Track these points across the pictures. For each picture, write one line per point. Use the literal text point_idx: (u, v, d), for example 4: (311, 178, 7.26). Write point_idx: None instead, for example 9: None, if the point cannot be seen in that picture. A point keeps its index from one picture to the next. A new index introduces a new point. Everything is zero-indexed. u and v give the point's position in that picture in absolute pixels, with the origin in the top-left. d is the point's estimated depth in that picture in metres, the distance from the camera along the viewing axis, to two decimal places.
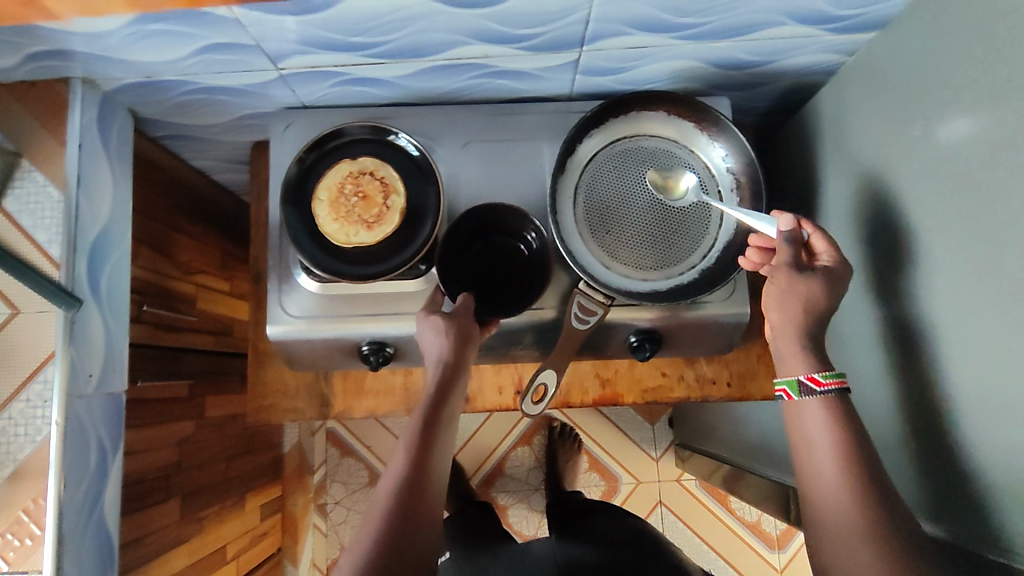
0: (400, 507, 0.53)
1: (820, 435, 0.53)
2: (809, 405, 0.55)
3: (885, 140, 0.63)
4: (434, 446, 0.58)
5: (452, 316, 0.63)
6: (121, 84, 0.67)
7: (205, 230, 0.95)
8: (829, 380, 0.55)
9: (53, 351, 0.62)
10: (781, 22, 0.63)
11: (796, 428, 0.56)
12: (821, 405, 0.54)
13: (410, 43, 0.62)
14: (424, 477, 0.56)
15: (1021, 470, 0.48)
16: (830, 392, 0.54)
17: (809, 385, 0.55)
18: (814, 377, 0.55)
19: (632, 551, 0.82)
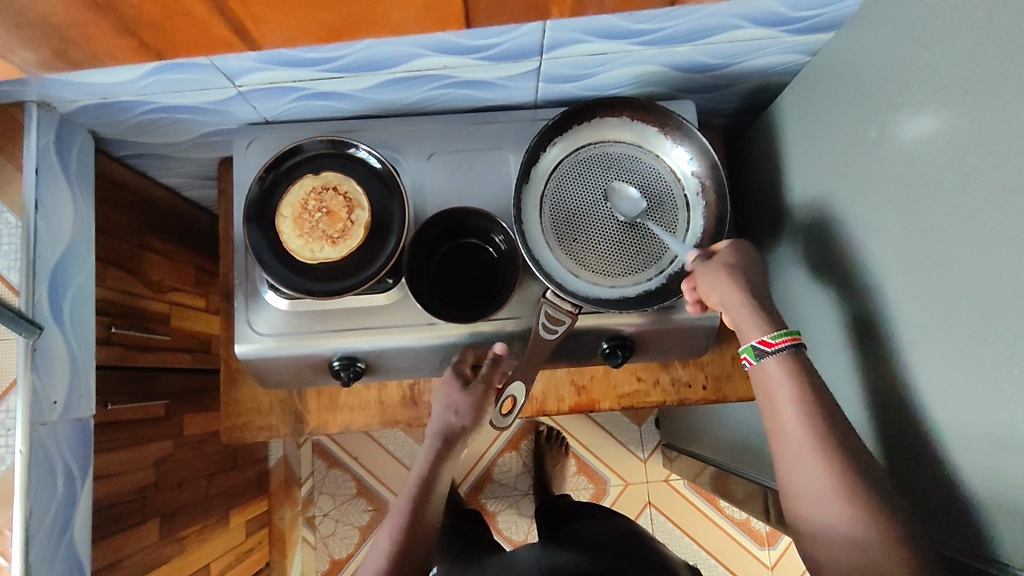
0: (406, 533, 0.64)
1: (785, 398, 0.55)
2: (769, 367, 0.57)
3: (845, 140, 0.63)
4: (440, 471, 0.69)
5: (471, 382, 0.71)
6: (77, 106, 0.66)
7: (177, 248, 0.94)
8: (780, 340, 0.57)
9: (14, 379, 0.62)
10: (739, 25, 0.63)
11: (763, 393, 0.57)
12: (780, 363, 0.56)
13: (367, 57, 0.62)
14: (425, 509, 0.67)
15: (985, 470, 0.48)
16: (782, 351, 0.57)
17: (761, 348, 0.57)
18: (764, 340, 0.57)
19: (621, 550, 0.81)
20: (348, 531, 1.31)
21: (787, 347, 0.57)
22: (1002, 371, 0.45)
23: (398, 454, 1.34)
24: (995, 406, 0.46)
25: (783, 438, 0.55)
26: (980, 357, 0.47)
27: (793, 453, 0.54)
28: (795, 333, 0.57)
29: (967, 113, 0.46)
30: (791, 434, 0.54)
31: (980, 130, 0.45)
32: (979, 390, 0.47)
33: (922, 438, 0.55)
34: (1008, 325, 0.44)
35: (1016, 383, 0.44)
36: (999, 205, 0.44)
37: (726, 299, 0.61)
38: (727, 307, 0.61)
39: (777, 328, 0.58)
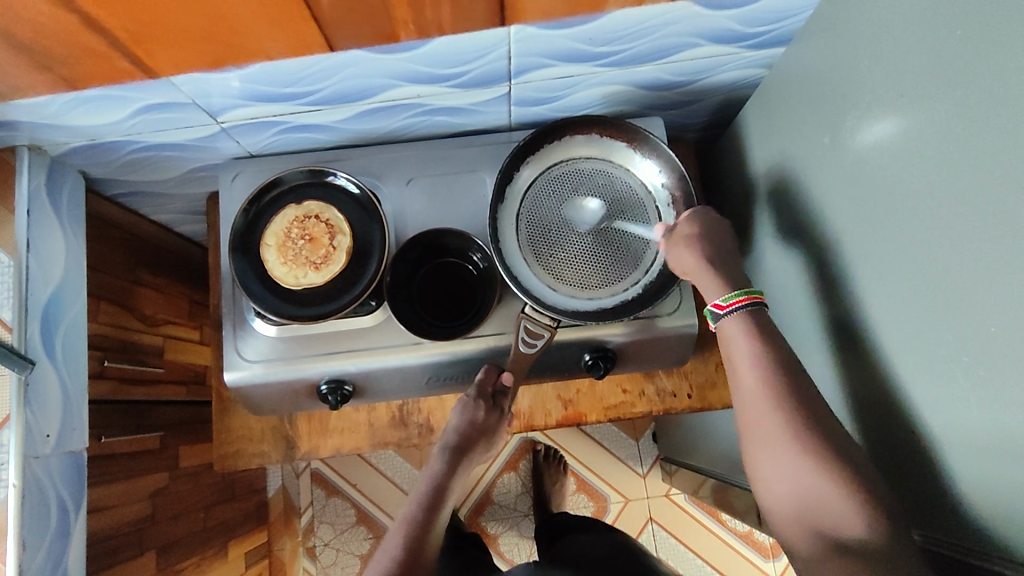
0: (413, 538, 0.65)
1: (746, 356, 0.58)
2: (730, 326, 0.60)
3: (804, 148, 0.65)
4: (453, 476, 0.71)
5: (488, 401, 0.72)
6: (67, 148, 0.69)
7: (169, 281, 0.97)
8: (731, 302, 0.60)
9: (7, 415, 0.63)
10: (696, 43, 0.66)
11: (727, 351, 0.60)
12: (739, 323, 0.60)
13: (343, 89, 0.65)
14: (433, 517, 0.68)
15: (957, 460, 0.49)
16: (736, 312, 0.60)
17: (715, 312, 0.61)
18: (717, 303, 0.61)
19: (613, 563, 0.82)
20: (349, 560, 1.31)
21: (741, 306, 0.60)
22: (958, 359, 0.47)
23: (397, 479, 1.34)
24: (955, 393, 0.48)
25: (743, 395, 0.57)
26: (937, 346, 0.49)
27: (755, 415, 0.56)
28: (744, 292, 0.61)
29: (908, 114, 0.49)
30: (754, 390, 0.56)
31: (921, 130, 0.48)
32: (939, 379, 0.49)
33: (895, 433, 0.56)
34: (962, 314, 0.46)
35: (972, 369, 0.46)
36: (944, 201, 0.46)
37: (687, 269, 0.65)
38: (687, 274, 0.65)
39: (729, 290, 0.62)
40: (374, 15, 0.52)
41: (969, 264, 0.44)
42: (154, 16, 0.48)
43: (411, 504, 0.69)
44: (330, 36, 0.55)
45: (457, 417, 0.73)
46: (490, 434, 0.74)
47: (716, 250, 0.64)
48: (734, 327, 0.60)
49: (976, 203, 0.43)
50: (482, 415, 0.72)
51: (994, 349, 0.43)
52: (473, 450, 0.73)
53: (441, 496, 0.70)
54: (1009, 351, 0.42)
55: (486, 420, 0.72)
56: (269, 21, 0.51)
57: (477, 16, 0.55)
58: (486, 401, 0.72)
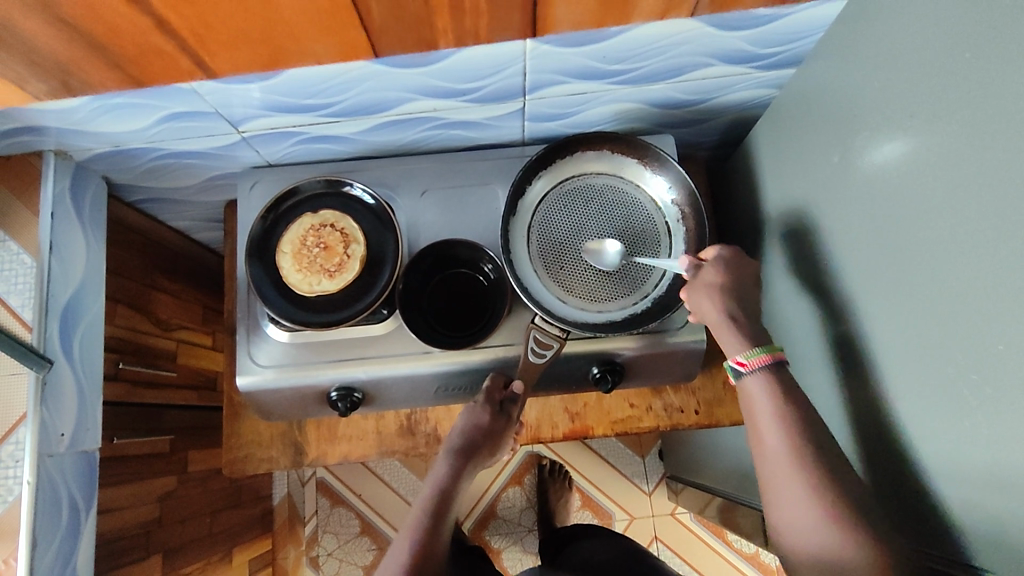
0: (423, 546, 0.67)
1: (770, 419, 0.58)
2: (750, 384, 0.60)
3: (811, 168, 0.66)
4: (461, 478, 0.72)
5: (494, 409, 0.72)
6: (93, 154, 0.72)
7: (185, 287, 0.98)
8: (753, 360, 0.61)
9: (24, 412, 0.65)
10: (709, 64, 0.68)
11: (749, 409, 0.61)
12: (761, 382, 0.60)
13: (362, 101, 0.67)
14: (442, 522, 0.69)
15: (952, 477, 0.49)
16: (759, 370, 0.60)
17: (738, 368, 0.62)
18: (739, 360, 0.61)
19: (613, 564, 0.84)
20: (352, 571, 1.30)
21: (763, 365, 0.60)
22: (956, 377, 0.47)
23: (402, 490, 1.34)
24: (959, 414, 0.47)
25: (766, 453, 0.58)
26: (944, 364, 0.48)
27: (775, 470, 0.56)
28: (768, 351, 0.61)
29: (913, 136, 0.50)
30: (777, 452, 0.57)
31: (925, 152, 0.49)
32: (944, 398, 0.49)
33: (898, 454, 0.56)
34: (967, 332, 0.46)
35: (976, 388, 0.45)
36: (951, 218, 0.46)
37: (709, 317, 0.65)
38: (709, 324, 0.65)
39: (752, 347, 0.61)
40: (419, 19, 0.52)
41: (969, 281, 0.45)
42: (217, 22, 0.49)
43: (419, 510, 0.70)
44: (376, 40, 0.54)
45: (463, 421, 0.73)
46: (501, 438, 0.73)
47: (738, 299, 0.65)
48: (757, 377, 0.60)
49: (985, 219, 0.43)
50: (488, 421, 0.71)
51: (1000, 366, 0.43)
52: (481, 454, 0.73)
53: (448, 503, 0.70)
54: (1013, 371, 0.42)
55: (492, 426, 0.72)
56: (320, 27, 0.51)
57: (514, 24, 0.55)
58: (492, 405, 0.72)
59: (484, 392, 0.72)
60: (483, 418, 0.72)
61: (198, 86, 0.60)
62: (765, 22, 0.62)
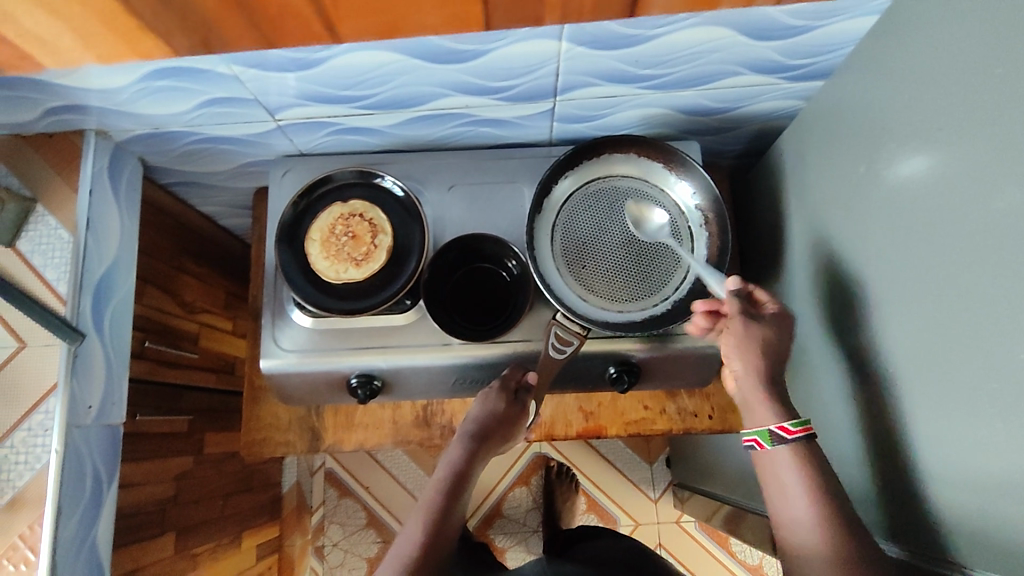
0: (434, 525, 0.67)
1: (799, 490, 0.56)
2: (782, 453, 0.58)
3: (835, 179, 0.67)
4: (475, 461, 0.72)
5: (509, 399, 0.73)
6: (132, 135, 0.74)
7: (210, 271, 1.00)
8: (798, 428, 0.58)
9: (55, 383, 0.66)
10: (739, 72, 0.69)
11: (773, 476, 0.58)
12: (794, 452, 0.58)
13: (397, 95, 0.69)
14: (455, 504, 0.69)
15: (964, 487, 0.50)
16: (798, 441, 0.58)
17: (780, 434, 0.59)
18: (785, 427, 0.59)
19: (621, 563, 0.84)
20: (356, 563, 1.31)
21: (801, 436, 0.58)
22: (975, 387, 0.48)
23: (409, 484, 1.35)
24: (978, 424, 0.48)
25: (800, 522, 0.56)
26: (963, 375, 0.49)
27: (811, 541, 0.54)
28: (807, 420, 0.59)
29: (937, 149, 0.51)
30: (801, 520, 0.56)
31: (951, 164, 0.49)
32: (960, 408, 0.49)
33: (911, 464, 0.56)
34: (988, 343, 0.46)
35: (994, 399, 0.46)
36: (975, 229, 0.47)
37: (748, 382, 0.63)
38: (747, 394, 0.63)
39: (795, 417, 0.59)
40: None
41: (992, 292, 0.45)
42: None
43: (432, 491, 0.70)
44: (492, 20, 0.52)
45: (478, 407, 0.73)
46: (515, 426, 0.74)
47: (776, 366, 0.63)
48: (800, 445, 0.58)
49: (1010, 230, 0.44)
50: (503, 408, 0.72)
51: (1021, 377, 0.43)
52: (494, 439, 0.73)
53: (462, 485, 0.70)
54: None
55: (506, 413, 0.72)
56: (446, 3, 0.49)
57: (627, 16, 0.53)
58: (507, 392, 0.73)
59: (500, 383, 0.73)
60: (498, 406, 0.73)
61: (240, 72, 0.62)
62: (796, 33, 0.63)
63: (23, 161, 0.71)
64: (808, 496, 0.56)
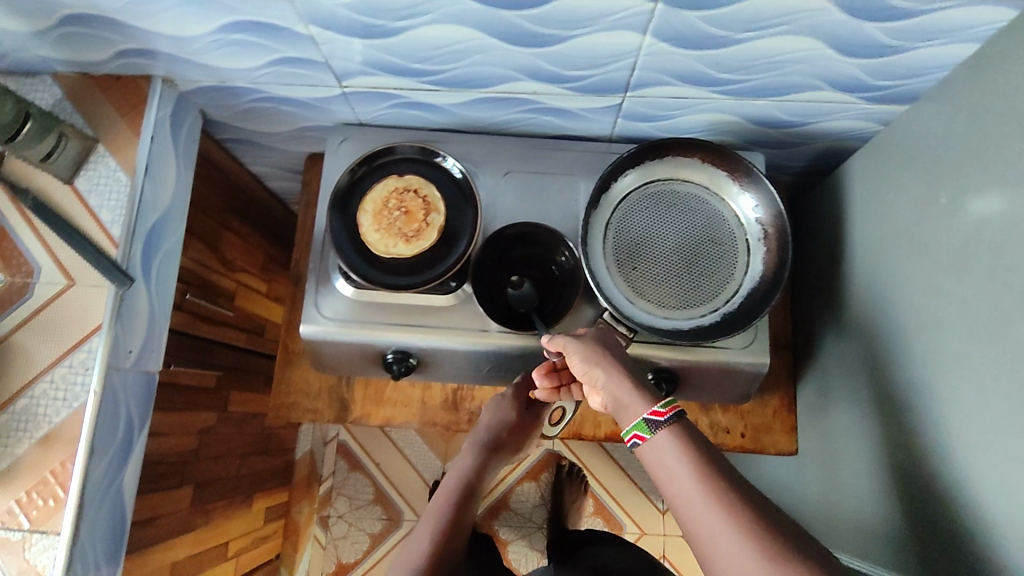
0: (448, 528, 0.68)
1: (683, 471, 0.52)
2: (657, 439, 0.55)
3: (903, 206, 0.65)
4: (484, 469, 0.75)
5: (517, 406, 0.77)
6: (197, 86, 0.74)
7: (252, 231, 1.00)
8: (667, 409, 0.56)
9: (99, 324, 0.66)
10: (818, 86, 0.67)
11: (657, 467, 0.54)
12: (669, 435, 0.54)
13: (467, 73, 0.68)
14: (471, 506, 0.71)
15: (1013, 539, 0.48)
16: (670, 422, 0.55)
17: (653, 419, 0.56)
18: (655, 410, 0.56)
19: None
20: (359, 537, 1.31)
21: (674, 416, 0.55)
22: None
23: (420, 465, 1.35)
24: None
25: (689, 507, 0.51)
26: None
27: (705, 526, 0.50)
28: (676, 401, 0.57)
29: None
30: (693, 502, 0.51)
31: None
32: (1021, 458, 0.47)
33: (954, 509, 0.54)
34: None
35: None
36: None
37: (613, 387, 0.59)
38: (614, 398, 0.59)
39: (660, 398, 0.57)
40: None
41: None
42: None
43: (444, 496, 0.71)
44: None
45: (491, 416, 0.77)
46: (521, 434, 0.79)
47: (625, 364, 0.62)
48: (679, 428, 0.55)
49: None
50: (514, 416, 0.77)
51: None
52: (503, 449, 0.77)
53: (474, 490, 0.72)
54: None
55: (516, 420, 0.77)
56: None
57: None
58: (521, 401, 0.77)
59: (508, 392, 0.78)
60: (506, 413, 0.77)
61: (315, 33, 0.62)
62: (887, 52, 0.61)
63: (89, 101, 0.71)
64: (688, 473, 0.52)
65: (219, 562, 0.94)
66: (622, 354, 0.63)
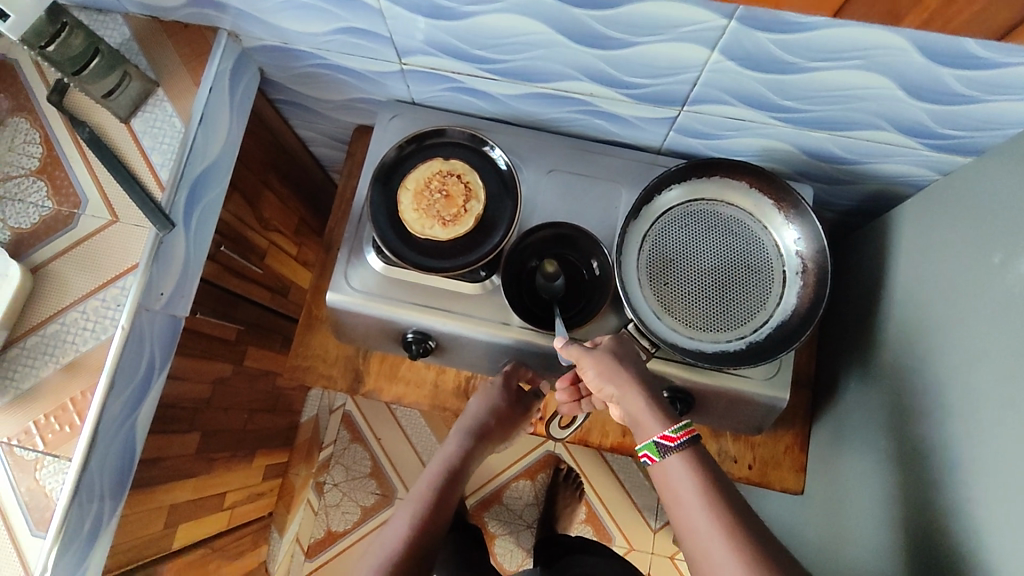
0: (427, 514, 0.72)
1: (691, 499, 0.53)
2: (670, 462, 0.56)
3: (951, 260, 0.63)
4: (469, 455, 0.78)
5: (506, 397, 0.78)
6: (260, 44, 0.75)
7: (291, 193, 1.01)
8: (680, 434, 0.56)
9: (136, 263, 0.68)
10: (881, 127, 0.66)
11: (665, 488, 0.56)
12: (681, 459, 0.55)
13: (527, 66, 0.68)
14: (454, 488, 0.76)
15: None
16: (682, 447, 0.56)
17: (664, 443, 0.56)
18: (666, 434, 0.56)
19: None
20: (351, 508, 1.32)
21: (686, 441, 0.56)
22: None
23: (419, 447, 1.36)
24: None
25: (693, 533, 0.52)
26: None
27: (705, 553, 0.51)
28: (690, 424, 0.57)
29: None
30: (701, 533, 0.52)
31: None
32: None
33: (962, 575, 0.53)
34: None
35: None
36: None
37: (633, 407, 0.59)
38: (633, 415, 0.59)
39: (676, 422, 0.57)
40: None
41: None
42: None
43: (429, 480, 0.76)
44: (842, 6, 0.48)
45: (479, 406, 0.78)
46: (509, 421, 0.80)
47: (643, 378, 0.61)
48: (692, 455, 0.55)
49: None
50: (502, 407, 0.78)
51: None
52: (491, 435, 0.80)
53: (458, 476, 0.77)
54: None
55: (504, 411, 0.79)
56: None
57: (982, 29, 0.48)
58: (509, 393, 0.78)
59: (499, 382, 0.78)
60: (494, 403, 0.78)
61: (384, 7, 0.62)
62: (958, 101, 0.59)
63: (155, 45, 0.73)
64: (697, 500, 0.53)
65: (214, 511, 0.95)
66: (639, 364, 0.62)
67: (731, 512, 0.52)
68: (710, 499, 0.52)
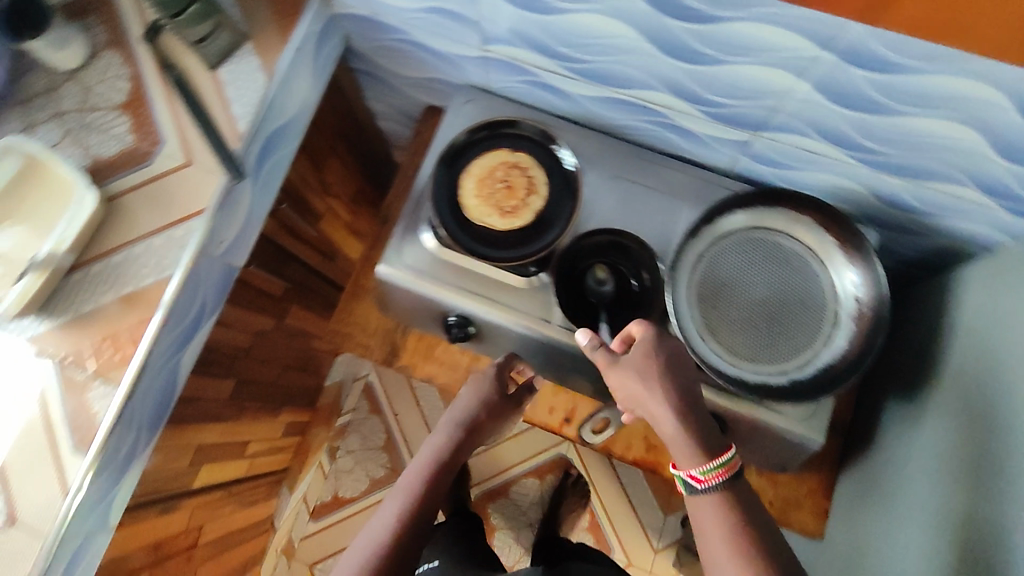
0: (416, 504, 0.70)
1: (714, 538, 0.54)
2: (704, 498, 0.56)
3: (1009, 326, 0.61)
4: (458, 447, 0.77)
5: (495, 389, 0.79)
6: (350, 12, 0.76)
7: (353, 163, 1.03)
8: (711, 475, 0.56)
9: (204, 208, 0.70)
10: (961, 181, 0.64)
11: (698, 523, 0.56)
12: (714, 498, 0.55)
13: (608, 70, 0.68)
14: (444, 481, 0.74)
15: None
16: (713, 487, 0.55)
17: (693, 481, 0.56)
18: (695, 474, 0.56)
19: None
20: (361, 477, 1.35)
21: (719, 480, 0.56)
22: None
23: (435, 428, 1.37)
24: None
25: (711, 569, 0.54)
26: None
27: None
28: (727, 461, 0.56)
29: None
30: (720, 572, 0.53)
31: None
32: None
33: None
34: None
35: None
36: None
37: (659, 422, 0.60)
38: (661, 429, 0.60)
39: (708, 460, 0.56)
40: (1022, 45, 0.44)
41: None
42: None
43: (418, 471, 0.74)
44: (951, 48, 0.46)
45: (469, 396, 0.79)
46: (499, 416, 0.80)
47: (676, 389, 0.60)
48: (721, 491, 0.55)
49: None
50: (493, 398, 0.78)
51: None
52: (481, 428, 0.79)
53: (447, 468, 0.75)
54: None
55: (495, 404, 0.79)
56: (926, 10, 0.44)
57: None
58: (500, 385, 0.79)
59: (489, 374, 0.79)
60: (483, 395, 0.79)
61: None
62: None
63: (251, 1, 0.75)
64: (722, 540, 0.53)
65: (235, 458, 0.98)
66: (676, 374, 0.61)
67: (765, 558, 0.51)
68: (745, 545, 0.52)
